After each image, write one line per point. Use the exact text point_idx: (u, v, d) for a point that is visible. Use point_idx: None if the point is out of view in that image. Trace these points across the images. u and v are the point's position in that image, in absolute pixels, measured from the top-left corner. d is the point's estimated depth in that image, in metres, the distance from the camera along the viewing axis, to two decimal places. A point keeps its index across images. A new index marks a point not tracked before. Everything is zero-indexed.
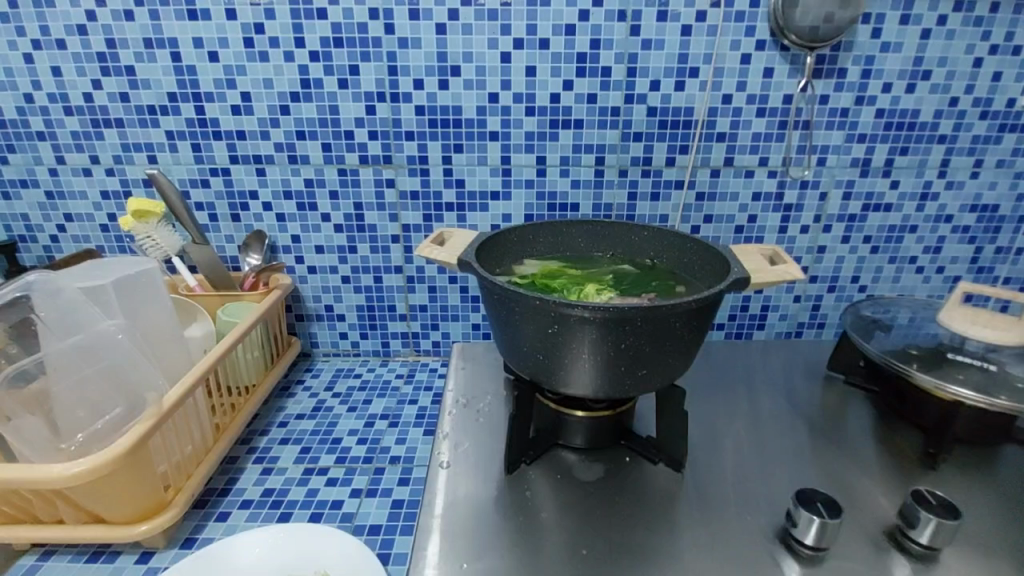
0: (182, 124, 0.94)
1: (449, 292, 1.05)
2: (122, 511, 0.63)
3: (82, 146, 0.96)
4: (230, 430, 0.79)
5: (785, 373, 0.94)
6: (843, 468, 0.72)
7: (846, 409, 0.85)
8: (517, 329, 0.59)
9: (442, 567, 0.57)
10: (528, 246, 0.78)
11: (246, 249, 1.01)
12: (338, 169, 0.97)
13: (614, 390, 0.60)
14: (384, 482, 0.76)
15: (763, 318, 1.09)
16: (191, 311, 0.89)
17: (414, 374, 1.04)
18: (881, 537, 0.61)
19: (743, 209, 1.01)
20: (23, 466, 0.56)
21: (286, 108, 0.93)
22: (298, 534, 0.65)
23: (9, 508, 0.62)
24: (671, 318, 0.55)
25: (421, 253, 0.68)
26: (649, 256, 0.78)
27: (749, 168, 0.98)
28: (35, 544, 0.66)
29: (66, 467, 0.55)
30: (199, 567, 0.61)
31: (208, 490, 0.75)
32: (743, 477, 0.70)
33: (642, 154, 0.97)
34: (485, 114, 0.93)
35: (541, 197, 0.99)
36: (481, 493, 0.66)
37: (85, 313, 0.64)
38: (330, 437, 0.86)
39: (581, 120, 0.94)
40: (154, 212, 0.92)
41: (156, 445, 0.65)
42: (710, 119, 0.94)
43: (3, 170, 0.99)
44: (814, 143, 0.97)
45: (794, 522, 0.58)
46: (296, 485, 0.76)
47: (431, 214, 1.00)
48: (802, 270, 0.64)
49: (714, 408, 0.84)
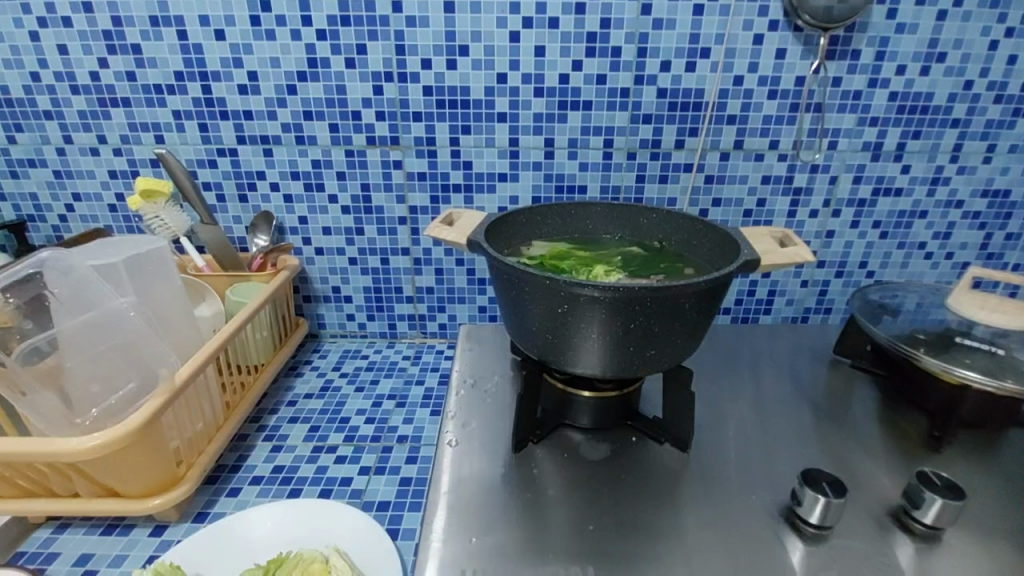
0: (188, 104, 0.94)
1: (455, 275, 1.05)
2: (136, 485, 0.64)
3: (89, 125, 0.96)
4: (240, 408, 0.80)
5: (791, 357, 0.94)
6: (847, 450, 0.73)
7: (851, 393, 0.85)
8: (526, 309, 0.60)
9: (450, 540, 0.58)
10: (537, 227, 0.77)
11: (253, 229, 1.01)
12: (345, 150, 0.96)
13: (622, 370, 0.60)
14: (392, 461, 0.77)
15: (770, 303, 1.08)
16: (200, 291, 0.90)
17: (420, 356, 1.05)
18: (884, 517, 0.62)
19: (752, 192, 1.01)
20: (37, 440, 0.56)
21: (293, 87, 0.92)
22: (310, 510, 0.66)
23: (24, 481, 0.63)
24: (680, 299, 0.55)
25: (429, 233, 0.68)
26: (658, 239, 0.78)
27: (759, 151, 0.97)
28: (50, 517, 0.67)
29: (82, 439, 0.56)
30: (211, 540, 0.62)
31: (220, 466, 0.76)
32: (747, 457, 0.70)
33: (651, 136, 0.96)
34: (493, 95, 0.92)
35: (549, 179, 0.99)
36: (487, 471, 0.67)
37: (97, 290, 0.64)
38: (339, 416, 0.87)
39: (590, 102, 0.93)
40: (162, 192, 0.92)
41: (169, 420, 0.66)
42: (721, 101, 0.93)
43: (11, 150, 0.99)
44: (826, 127, 0.96)
45: (799, 501, 0.58)
46: (306, 462, 0.77)
47: (439, 196, 1.00)
48: (813, 252, 0.64)
49: (719, 390, 0.84)
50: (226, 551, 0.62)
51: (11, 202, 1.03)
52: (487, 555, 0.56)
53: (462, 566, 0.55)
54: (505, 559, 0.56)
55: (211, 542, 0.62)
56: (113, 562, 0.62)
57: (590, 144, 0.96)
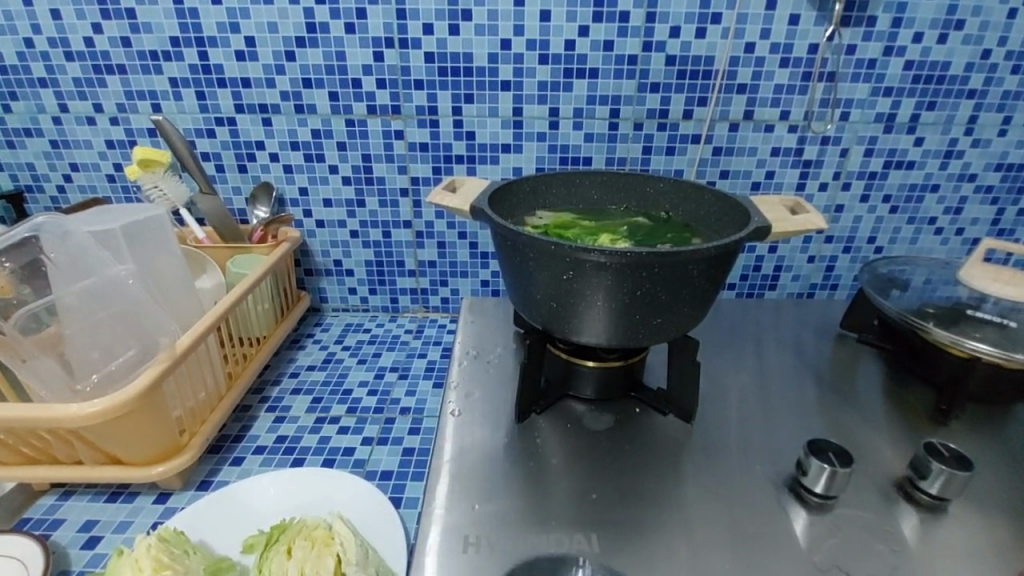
0: (185, 71, 0.92)
1: (458, 248, 1.04)
2: (139, 453, 0.64)
3: (84, 93, 0.94)
4: (242, 379, 0.80)
5: (797, 331, 0.93)
6: (853, 423, 0.72)
7: (857, 367, 0.84)
8: (531, 277, 0.59)
9: (453, 507, 0.58)
10: (541, 197, 0.76)
11: (253, 201, 1.00)
12: (345, 119, 0.94)
13: (628, 339, 0.59)
14: (394, 432, 0.77)
15: (776, 278, 1.07)
16: (201, 262, 0.89)
17: (423, 330, 1.05)
18: (890, 488, 0.61)
19: (761, 165, 0.98)
20: (39, 406, 0.56)
21: (291, 54, 0.90)
22: (312, 479, 0.66)
23: (28, 448, 0.63)
24: (688, 265, 0.54)
25: (431, 200, 0.67)
26: (665, 210, 0.76)
27: (770, 122, 0.95)
28: (54, 484, 0.68)
29: (83, 406, 0.56)
30: (215, 506, 0.62)
31: (223, 436, 0.76)
32: (751, 429, 0.70)
33: (659, 106, 0.94)
34: (496, 62, 0.90)
35: (553, 150, 0.97)
36: (490, 440, 0.66)
37: (95, 257, 0.63)
38: (341, 388, 0.86)
39: (596, 70, 0.91)
40: (160, 162, 0.91)
41: (171, 388, 0.65)
42: (731, 69, 0.91)
43: (6, 118, 0.97)
44: (838, 97, 0.93)
45: (804, 471, 0.58)
46: (309, 432, 0.77)
47: (441, 167, 0.98)
48: (825, 220, 0.62)
49: (724, 363, 0.84)
50: (229, 517, 0.62)
51: (8, 173, 1.01)
52: (490, 522, 0.56)
53: (466, 532, 0.55)
54: (509, 525, 0.56)
55: (215, 508, 0.62)
56: (118, 528, 0.62)
57: (595, 114, 0.93)
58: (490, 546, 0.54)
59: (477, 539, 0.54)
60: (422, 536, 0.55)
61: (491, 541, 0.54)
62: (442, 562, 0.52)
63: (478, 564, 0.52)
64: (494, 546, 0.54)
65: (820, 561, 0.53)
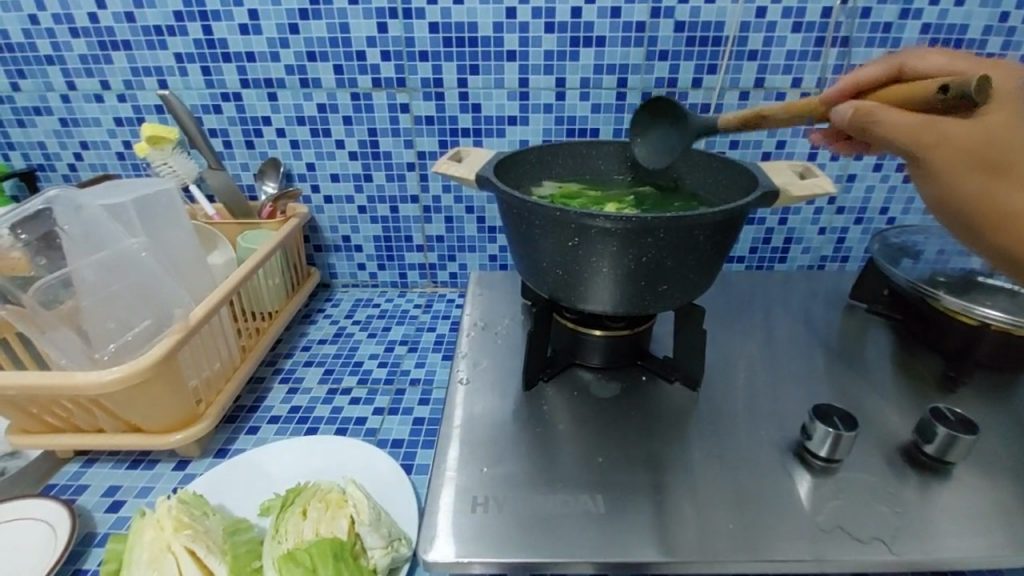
0: (190, 46, 0.91)
1: (465, 223, 1.04)
2: (157, 421, 0.65)
3: (91, 70, 0.94)
4: (256, 351, 0.82)
5: (806, 302, 0.93)
6: (860, 391, 0.72)
7: (865, 337, 0.84)
8: (535, 244, 0.59)
9: (462, 469, 0.59)
10: (547, 167, 0.76)
11: (260, 176, 1.00)
12: (351, 93, 0.94)
13: (634, 306, 0.59)
14: (405, 402, 0.79)
15: (786, 251, 1.06)
16: (212, 237, 0.90)
17: (432, 304, 1.05)
18: (895, 453, 0.62)
19: (772, 134, 0.97)
20: (59, 374, 0.58)
21: (295, 27, 0.89)
22: (324, 448, 0.67)
23: (52, 417, 0.65)
24: (694, 230, 0.53)
25: (436, 169, 0.66)
26: (671, 179, 0.76)
27: (780, 90, 0.93)
28: (78, 452, 0.70)
29: (100, 374, 0.57)
30: (231, 472, 0.64)
31: (238, 406, 0.78)
32: (757, 397, 0.70)
33: (667, 74, 0.92)
34: (502, 32, 0.89)
35: (560, 122, 0.96)
36: (499, 408, 0.67)
37: (109, 230, 0.65)
38: (352, 361, 0.88)
39: (604, 37, 0.89)
40: (168, 138, 0.91)
41: (187, 359, 0.67)
42: (741, 35, 0.89)
43: (15, 97, 0.98)
44: (853, 62, 0.91)
45: (809, 436, 0.58)
46: (321, 403, 0.79)
47: (448, 140, 0.97)
48: (834, 185, 0.62)
49: (731, 334, 0.84)
50: (243, 481, 0.64)
51: (19, 152, 1.03)
52: (498, 485, 0.58)
53: (474, 494, 0.57)
54: (517, 487, 0.57)
55: (230, 473, 0.64)
56: (138, 491, 0.64)
57: (603, 83, 0.92)
58: (498, 507, 0.55)
59: (486, 501, 0.56)
60: (432, 497, 0.56)
61: (499, 503, 0.56)
62: (451, 521, 0.54)
63: (486, 523, 0.53)
64: (502, 507, 0.55)
65: (823, 521, 0.53)
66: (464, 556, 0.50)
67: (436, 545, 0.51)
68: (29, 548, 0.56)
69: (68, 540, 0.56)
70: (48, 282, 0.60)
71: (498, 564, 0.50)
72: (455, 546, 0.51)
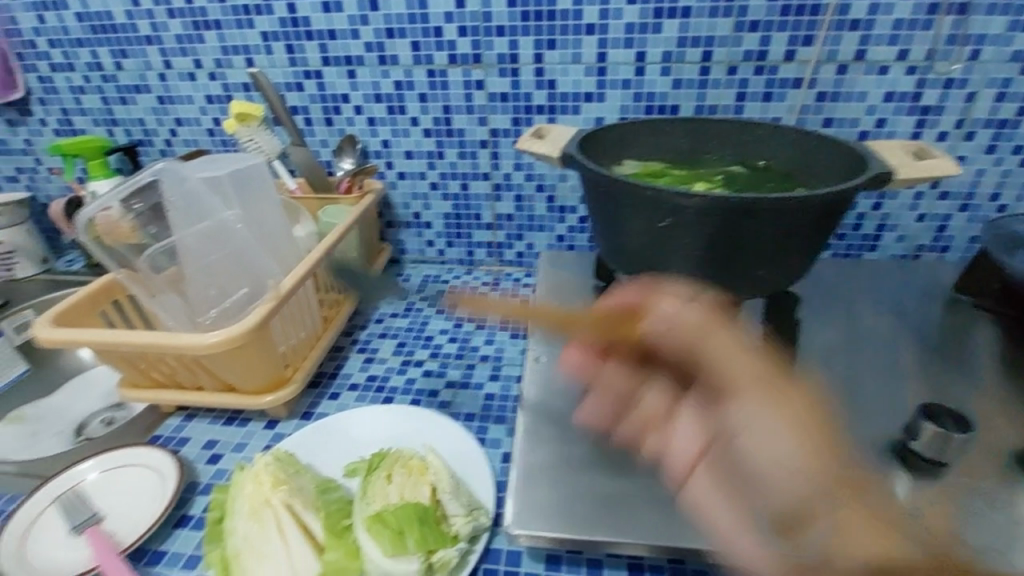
0: (276, 25, 0.94)
1: (535, 202, 1.04)
2: (251, 382, 0.69)
3: (186, 50, 0.99)
4: (336, 322, 0.85)
5: (899, 294, 0.87)
6: (964, 391, 0.67)
7: (968, 333, 0.77)
8: (599, 398, 0.60)
9: (540, 450, 0.61)
10: (629, 145, 0.73)
11: (338, 152, 1.03)
12: (427, 70, 0.94)
13: (723, 290, 0.57)
14: (475, 377, 0.80)
15: (877, 238, 0.99)
16: (296, 210, 0.93)
17: (499, 283, 1.06)
18: (1005, 459, 0.57)
19: (870, 111, 0.90)
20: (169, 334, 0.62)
21: (375, 3, 0.90)
22: (403, 417, 0.69)
23: (159, 374, 0.70)
24: (798, 212, 0.51)
25: (520, 147, 0.66)
26: (763, 158, 0.72)
27: (883, 63, 0.86)
28: (180, 408, 0.76)
29: (206, 337, 0.61)
30: (316, 434, 0.67)
31: (320, 373, 0.81)
32: (850, 390, 0.66)
33: (757, 47, 0.87)
34: (582, 4, 0.86)
35: (638, 99, 0.93)
36: (574, 388, 0.68)
37: (208, 202, 0.67)
38: (423, 335, 0.90)
39: (690, 8, 0.85)
40: (255, 115, 0.95)
41: (278, 325, 0.70)
42: (843, 2, 0.82)
43: (119, 76, 1.04)
44: (974, 30, 0.82)
45: (913, 434, 0.55)
46: (396, 374, 0.82)
47: (521, 118, 0.96)
48: (956, 167, 0.56)
49: (818, 324, 0.79)
50: (328, 444, 0.67)
51: (121, 128, 1.10)
52: (575, 468, 0.58)
53: (553, 475, 0.57)
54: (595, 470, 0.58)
55: (316, 434, 0.67)
56: (235, 445, 0.69)
57: (686, 57, 0.88)
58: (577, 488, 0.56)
59: (563, 482, 0.57)
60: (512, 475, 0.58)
61: (577, 484, 0.56)
62: (531, 498, 0.55)
63: (565, 503, 0.54)
64: (580, 488, 0.56)
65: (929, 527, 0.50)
66: (545, 532, 0.52)
67: (517, 517, 0.53)
68: (144, 487, 0.61)
69: (177, 483, 0.60)
70: (160, 250, 0.65)
71: (577, 542, 0.51)
72: (535, 522, 0.52)
